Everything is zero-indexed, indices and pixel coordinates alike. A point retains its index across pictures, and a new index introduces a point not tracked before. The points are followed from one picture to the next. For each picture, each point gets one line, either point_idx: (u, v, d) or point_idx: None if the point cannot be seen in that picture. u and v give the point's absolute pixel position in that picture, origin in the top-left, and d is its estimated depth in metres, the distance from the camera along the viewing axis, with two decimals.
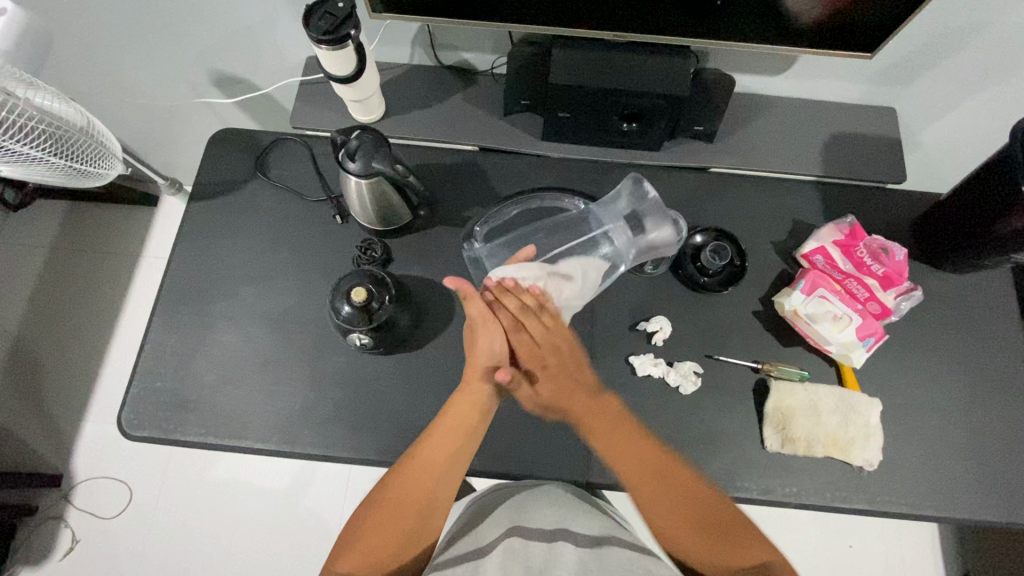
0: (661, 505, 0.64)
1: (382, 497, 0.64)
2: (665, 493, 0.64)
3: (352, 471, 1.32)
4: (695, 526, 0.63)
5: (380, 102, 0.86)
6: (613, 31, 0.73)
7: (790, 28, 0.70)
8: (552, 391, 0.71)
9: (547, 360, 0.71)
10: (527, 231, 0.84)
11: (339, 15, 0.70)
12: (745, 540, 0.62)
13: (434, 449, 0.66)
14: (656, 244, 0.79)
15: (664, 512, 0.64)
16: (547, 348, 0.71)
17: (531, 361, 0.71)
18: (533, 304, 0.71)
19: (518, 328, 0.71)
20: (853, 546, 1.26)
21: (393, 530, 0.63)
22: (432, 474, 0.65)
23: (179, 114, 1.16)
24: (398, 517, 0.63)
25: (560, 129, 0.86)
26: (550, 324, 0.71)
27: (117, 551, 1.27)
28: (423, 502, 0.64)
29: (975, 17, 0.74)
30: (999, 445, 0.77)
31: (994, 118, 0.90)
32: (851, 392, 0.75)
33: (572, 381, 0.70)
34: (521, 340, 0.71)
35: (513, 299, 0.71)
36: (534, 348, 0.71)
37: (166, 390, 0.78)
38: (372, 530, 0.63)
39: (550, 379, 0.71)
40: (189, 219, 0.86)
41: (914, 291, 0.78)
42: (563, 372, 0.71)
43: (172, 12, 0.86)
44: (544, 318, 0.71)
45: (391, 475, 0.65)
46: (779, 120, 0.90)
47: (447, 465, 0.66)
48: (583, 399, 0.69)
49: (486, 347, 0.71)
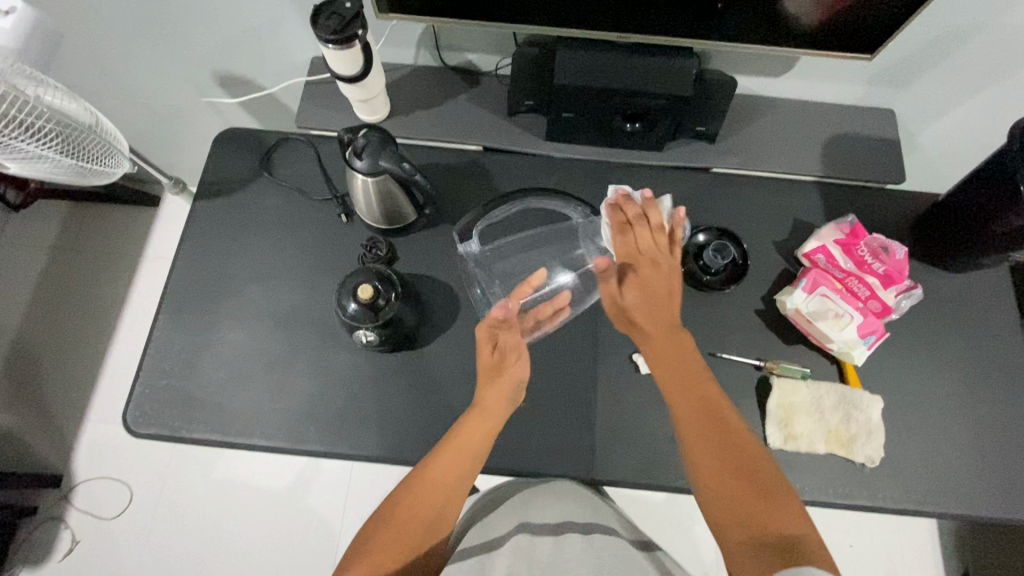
0: (710, 468, 0.63)
1: (389, 513, 0.64)
2: (722, 445, 0.64)
3: (353, 471, 1.32)
4: (739, 485, 0.61)
5: (385, 103, 0.87)
6: (615, 33, 0.73)
7: (792, 30, 0.71)
8: (638, 297, 0.72)
9: (652, 263, 0.73)
10: (521, 237, 0.83)
11: (346, 16, 0.70)
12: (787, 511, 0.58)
13: (442, 468, 0.66)
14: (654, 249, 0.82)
15: (713, 478, 0.62)
16: (649, 258, 0.73)
17: (635, 258, 0.73)
18: (653, 218, 0.75)
19: (626, 231, 0.75)
20: (854, 546, 1.27)
21: (399, 545, 0.62)
22: (438, 492, 0.65)
23: (182, 114, 1.16)
24: (404, 533, 0.63)
25: (562, 130, 0.87)
26: (655, 240, 0.74)
27: (118, 553, 1.26)
28: (427, 521, 0.64)
29: (973, 20, 0.76)
30: (999, 442, 0.78)
31: (992, 119, 0.91)
32: (851, 389, 0.76)
33: (662, 303, 0.72)
34: (623, 241, 0.74)
35: (634, 207, 0.76)
36: (637, 254, 0.74)
37: (172, 387, 0.78)
38: (379, 545, 0.62)
39: (643, 286, 0.72)
40: (194, 218, 0.86)
41: (914, 288, 0.79)
42: (655, 285, 0.72)
43: (178, 13, 0.87)
44: (657, 233, 0.74)
45: (398, 491, 0.66)
46: (780, 121, 0.91)
47: (452, 485, 0.66)
48: (661, 322, 0.72)
49: (501, 390, 0.71)
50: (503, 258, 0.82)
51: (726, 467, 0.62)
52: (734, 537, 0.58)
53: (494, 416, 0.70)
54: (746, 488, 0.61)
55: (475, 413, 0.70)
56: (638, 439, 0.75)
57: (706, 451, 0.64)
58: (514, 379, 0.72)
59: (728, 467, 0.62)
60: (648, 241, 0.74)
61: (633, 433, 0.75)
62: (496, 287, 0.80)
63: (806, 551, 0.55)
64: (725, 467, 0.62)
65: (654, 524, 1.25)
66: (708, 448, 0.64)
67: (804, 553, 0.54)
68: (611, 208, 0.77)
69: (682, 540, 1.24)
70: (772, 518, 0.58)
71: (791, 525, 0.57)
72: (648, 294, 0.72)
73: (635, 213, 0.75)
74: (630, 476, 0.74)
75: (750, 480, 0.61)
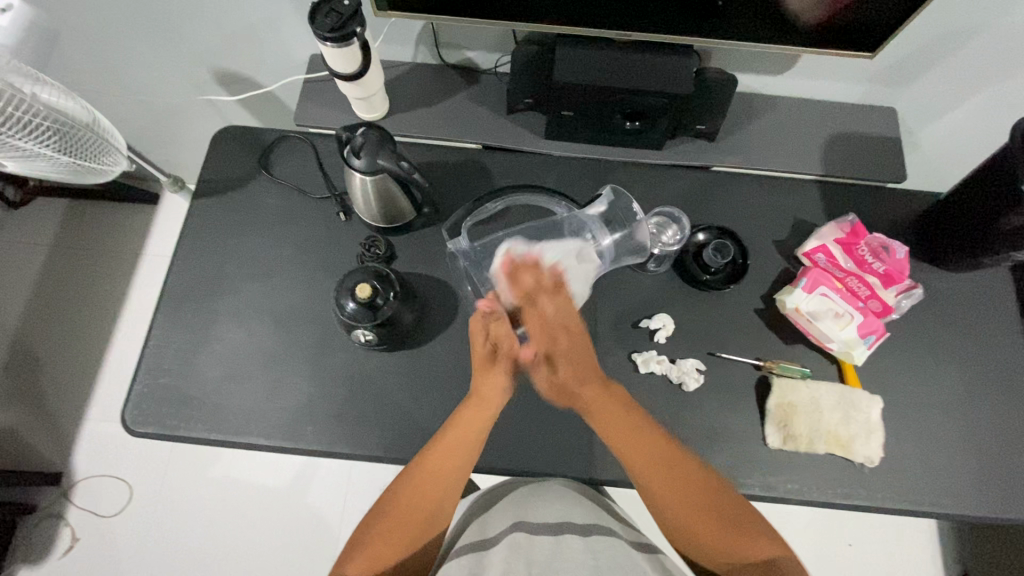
0: (682, 499, 0.65)
1: (388, 505, 0.66)
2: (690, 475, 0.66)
3: (352, 470, 1.32)
4: (713, 514, 0.64)
5: (384, 101, 0.87)
6: (615, 30, 0.73)
7: (793, 28, 0.71)
8: (568, 373, 0.68)
9: (564, 335, 0.67)
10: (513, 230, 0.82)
11: (344, 13, 0.69)
12: (761, 533, 0.63)
13: (437, 458, 0.67)
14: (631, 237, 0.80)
15: (686, 511, 0.65)
16: (560, 324, 0.67)
17: (546, 337, 0.67)
18: (548, 283, 0.66)
19: (530, 305, 0.66)
20: (853, 545, 1.26)
21: (397, 540, 0.64)
22: (436, 484, 0.67)
23: (181, 112, 1.16)
24: (403, 528, 0.65)
25: (562, 128, 0.86)
26: (564, 304, 0.66)
27: (118, 550, 1.27)
28: (426, 516, 0.66)
29: (975, 18, 0.75)
30: (999, 442, 0.77)
31: (993, 118, 0.91)
32: (851, 389, 0.76)
33: (589, 367, 0.69)
34: (532, 320, 0.66)
35: (531, 276, 0.66)
36: (547, 327, 0.66)
37: (170, 386, 0.78)
38: (378, 537, 0.64)
39: (568, 361, 0.68)
40: (192, 217, 0.86)
41: (914, 288, 0.79)
42: (577, 352, 0.68)
43: (176, 10, 0.86)
44: (558, 295, 0.66)
45: (397, 482, 0.67)
46: (781, 120, 0.90)
47: (449, 480, 0.67)
48: (594, 383, 0.69)
49: (498, 378, 0.70)
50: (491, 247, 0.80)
51: (698, 496, 0.65)
52: (715, 562, 0.63)
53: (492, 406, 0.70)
54: (719, 517, 0.64)
55: (471, 403, 0.69)
56: None
57: (671, 492, 0.66)
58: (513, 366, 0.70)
59: (699, 496, 0.65)
60: (553, 311, 0.66)
61: None
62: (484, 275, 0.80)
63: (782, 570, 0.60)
64: (693, 508, 0.65)
65: (653, 523, 1.25)
66: (683, 475, 0.66)
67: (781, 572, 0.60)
68: (507, 279, 0.67)
69: None
70: (748, 545, 0.62)
71: (767, 546, 0.62)
72: (579, 358, 0.68)
73: (529, 284, 0.66)
74: (629, 475, 0.73)
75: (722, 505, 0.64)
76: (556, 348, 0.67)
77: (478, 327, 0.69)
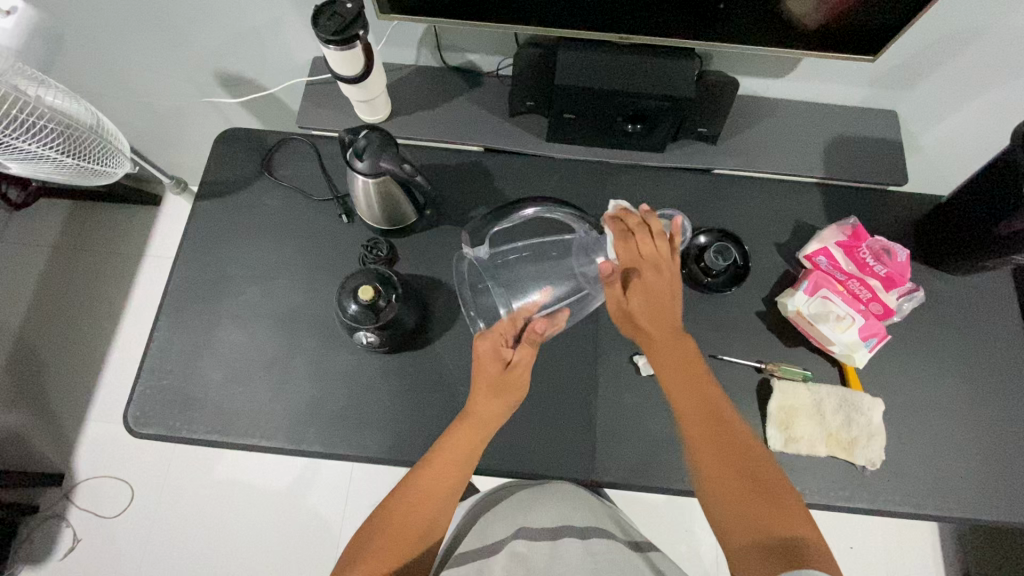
0: (712, 467, 0.62)
1: (384, 519, 0.64)
2: (714, 446, 0.63)
3: (353, 471, 1.32)
4: (737, 485, 0.60)
5: (387, 103, 0.87)
6: (616, 34, 0.73)
7: (793, 31, 0.71)
8: (644, 304, 0.70)
9: (650, 265, 0.69)
10: (528, 247, 0.76)
11: (348, 16, 0.70)
12: (780, 513, 0.57)
13: (434, 471, 0.67)
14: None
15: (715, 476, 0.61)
16: (651, 267, 0.69)
17: (633, 260, 0.70)
18: (651, 228, 0.70)
19: (628, 237, 0.70)
20: (854, 548, 1.26)
21: (399, 550, 0.62)
22: (432, 496, 0.65)
23: (183, 114, 1.16)
24: (403, 540, 0.63)
25: (564, 131, 0.87)
26: (658, 248, 0.70)
27: (120, 551, 1.27)
28: (425, 527, 0.64)
29: (977, 21, 0.75)
30: (1000, 445, 0.77)
31: (995, 121, 0.91)
32: (853, 391, 0.76)
33: (662, 306, 0.70)
34: (626, 254, 0.70)
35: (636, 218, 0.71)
36: (639, 262, 0.69)
37: (173, 387, 0.78)
38: (378, 551, 0.61)
39: (645, 293, 0.70)
40: (195, 218, 0.86)
41: (915, 291, 0.79)
42: (656, 289, 0.70)
43: (180, 13, 0.87)
44: (658, 243, 0.70)
45: (392, 498, 0.66)
46: (782, 123, 0.90)
47: (448, 488, 0.66)
48: (662, 321, 0.70)
49: (498, 405, 0.70)
50: (506, 267, 0.75)
51: (724, 468, 0.61)
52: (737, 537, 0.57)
53: (489, 422, 0.70)
54: (742, 489, 0.59)
55: (468, 419, 0.70)
56: (639, 441, 0.75)
57: (707, 455, 0.62)
58: (511, 399, 0.70)
59: (722, 468, 0.61)
60: (648, 253, 0.69)
61: (633, 435, 0.75)
62: (494, 289, 0.75)
63: (807, 552, 0.53)
64: (725, 473, 0.61)
65: (654, 525, 1.26)
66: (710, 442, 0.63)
67: (808, 553, 0.53)
68: (614, 219, 0.71)
69: (682, 540, 1.25)
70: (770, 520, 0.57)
71: (789, 525, 0.56)
72: (653, 302, 0.70)
73: (629, 227, 0.71)
74: (631, 478, 0.73)
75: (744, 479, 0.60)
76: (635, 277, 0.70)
77: (486, 355, 0.68)
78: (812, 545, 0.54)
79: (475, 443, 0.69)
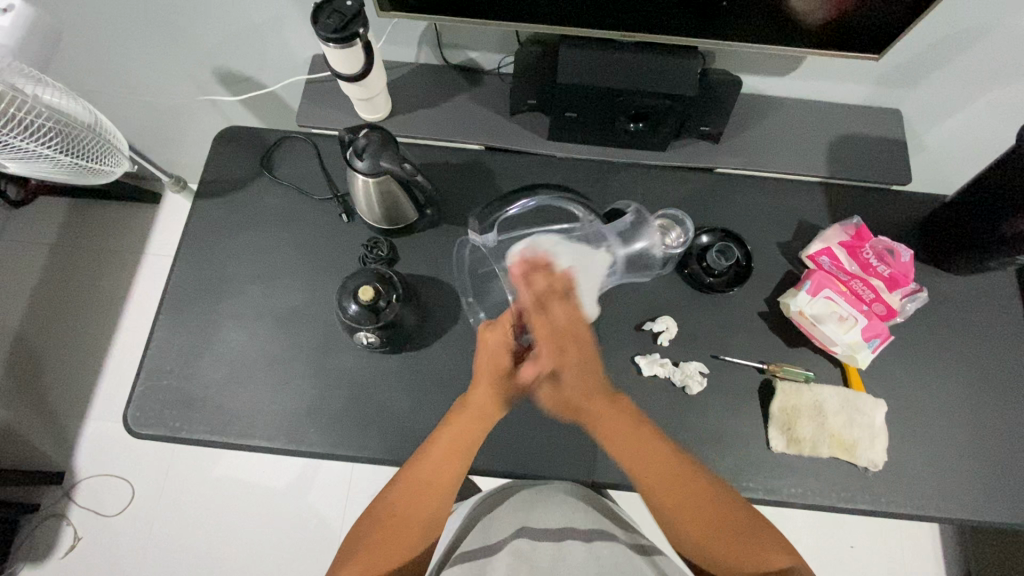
0: (692, 518, 0.63)
1: (381, 512, 0.65)
2: (694, 494, 0.63)
3: (354, 470, 1.32)
4: (724, 521, 0.62)
5: (387, 101, 0.87)
6: (618, 30, 0.72)
7: (797, 29, 0.70)
8: (577, 380, 0.64)
9: (566, 342, 0.63)
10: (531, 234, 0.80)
11: (347, 14, 0.69)
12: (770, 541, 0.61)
13: (430, 467, 0.66)
14: (637, 253, 0.80)
15: (698, 527, 0.63)
16: (571, 334, 0.63)
17: (551, 341, 0.63)
18: (561, 288, 0.64)
19: (541, 307, 0.63)
20: (855, 548, 1.26)
21: (396, 545, 0.63)
22: (430, 492, 0.65)
23: (183, 112, 1.16)
24: (398, 536, 0.63)
25: (566, 130, 0.86)
26: (571, 310, 0.64)
27: (120, 549, 1.27)
28: (422, 524, 0.65)
29: (982, 19, 0.75)
30: (1003, 446, 0.77)
31: (1000, 120, 0.90)
32: (856, 392, 0.76)
33: (593, 380, 0.65)
34: (544, 324, 0.63)
35: (543, 279, 0.64)
36: (557, 332, 0.63)
37: (172, 388, 0.78)
38: (376, 546, 0.63)
39: (577, 372, 0.64)
40: (194, 217, 0.86)
41: (918, 291, 0.79)
42: (583, 365, 0.64)
43: (179, 10, 0.86)
44: (569, 302, 0.64)
45: (389, 491, 0.66)
46: (786, 122, 0.90)
47: (444, 485, 0.66)
48: (600, 399, 0.65)
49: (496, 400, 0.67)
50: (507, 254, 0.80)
51: (706, 507, 0.63)
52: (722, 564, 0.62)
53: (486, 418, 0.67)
54: (729, 525, 0.62)
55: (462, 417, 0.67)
56: None
57: (688, 512, 0.63)
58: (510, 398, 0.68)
59: (707, 508, 0.63)
60: (564, 318, 0.63)
61: None
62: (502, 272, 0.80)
63: None
64: (710, 513, 0.63)
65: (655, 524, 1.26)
66: (693, 494, 0.63)
67: None
68: (523, 284, 0.63)
69: None
70: (749, 552, 0.61)
71: (780, 554, 0.61)
72: (585, 373, 0.64)
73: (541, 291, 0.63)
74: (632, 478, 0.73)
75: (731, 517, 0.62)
76: (561, 363, 0.63)
77: (498, 347, 0.66)
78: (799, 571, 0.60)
79: (472, 441, 0.67)
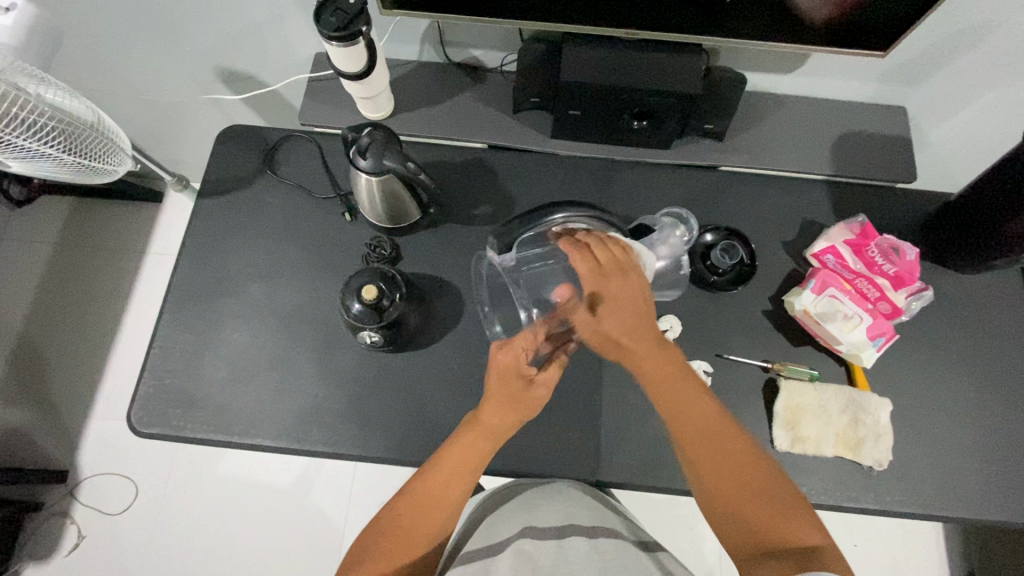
0: (721, 483, 0.60)
1: (389, 520, 0.64)
2: (722, 455, 0.60)
3: (357, 469, 1.32)
4: (749, 498, 0.58)
5: (390, 101, 0.86)
6: (622, 29, 0.72)
7: (802, 26, 0.70)
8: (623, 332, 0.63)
9: (608, 289, 0.62)
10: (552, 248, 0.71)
11: (350, 12, 0.69)
12: (799, 519, 0.56)
13: (439, 476, 0.65)
14: (660, 269, 0.79)
15: (726, 491, 0.59)
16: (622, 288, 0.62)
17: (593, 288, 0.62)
18: (609, 246, 0.63)
19: (593, 263, 0.62)
20: (858, 546, 1.26)
21: (404, 552, 0.62)
22: (438, 499, 0.64)
23: (185, 111, 1.16)
24: (406, 544, 0.62)
25: (569, 128, 0.86)
26: (618, 256, 0.63)
27: (124, 548, 1.27)
28: (431, 533, 0.64)
29: (988, 17, 0.74)
30: (1009, 445, 0.77)
31: (1005, 117, 0.89)
32: (861, 392, 0.75)
33: (636, 314, 0.62)
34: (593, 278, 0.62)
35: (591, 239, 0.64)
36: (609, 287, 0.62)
37: (176, 387, 0.78)
38: (382, 553, 0.62)
39: (616, 306, 0.62)
40: (198, 217, 0.86)
41: (924, 290, 0.78)
42: (626, 314, 0.62)
43: (181, 9, 0.86)
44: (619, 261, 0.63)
45: (397, 500, 0.65)
46: (790, 119, 0.89)
47: (455, 495, 0.65)
48: (649, 345, 0.63)
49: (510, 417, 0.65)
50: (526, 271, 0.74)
51: (730, 476, 0.60)
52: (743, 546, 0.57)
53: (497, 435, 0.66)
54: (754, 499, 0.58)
55: (475, 429, 0.66)
56: (644, 441, 0.74)
57: (719, 474, 0.60)
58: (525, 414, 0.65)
59: (733, 479, 0.59)
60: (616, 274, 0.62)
61: (639, 436, 0.75)
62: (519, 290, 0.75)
63: (828, 556, 0.53)
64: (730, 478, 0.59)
65: (658, 523, 1.26)
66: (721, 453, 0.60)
67: (824, 559, 0.52)
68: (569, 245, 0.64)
69: (686, 538, 1.25)
70: (776, 529, 0.56)
71: (809, 532, 0.55)
72: (635, 324, 0.62)
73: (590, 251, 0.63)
74: (636, 477, 0.73)
75: (759, 492, 0.58)
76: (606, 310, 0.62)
77: (510, 366, 0.63)
78: (831, 553, 0.53)
79: (484, 453, 0.66)
